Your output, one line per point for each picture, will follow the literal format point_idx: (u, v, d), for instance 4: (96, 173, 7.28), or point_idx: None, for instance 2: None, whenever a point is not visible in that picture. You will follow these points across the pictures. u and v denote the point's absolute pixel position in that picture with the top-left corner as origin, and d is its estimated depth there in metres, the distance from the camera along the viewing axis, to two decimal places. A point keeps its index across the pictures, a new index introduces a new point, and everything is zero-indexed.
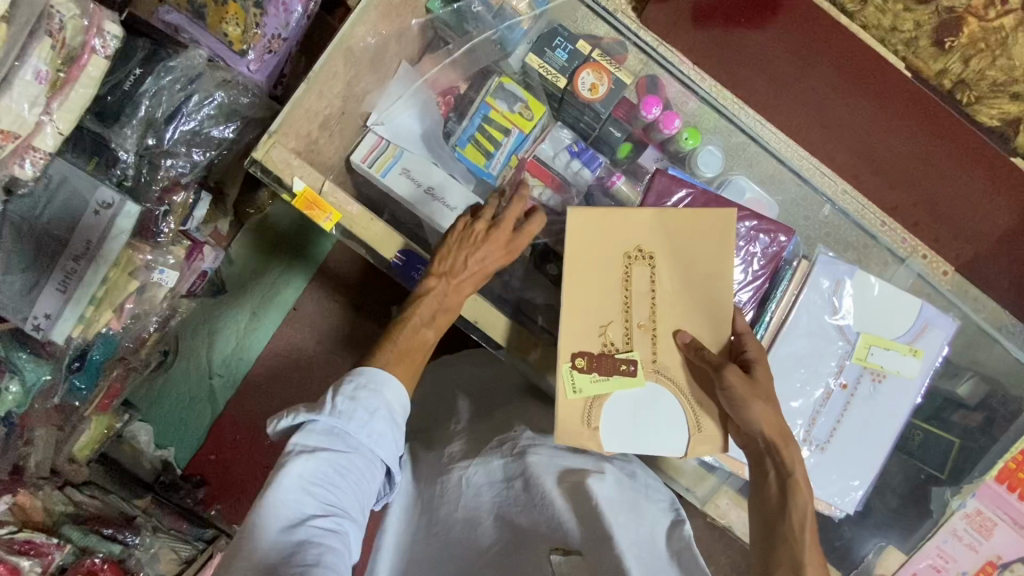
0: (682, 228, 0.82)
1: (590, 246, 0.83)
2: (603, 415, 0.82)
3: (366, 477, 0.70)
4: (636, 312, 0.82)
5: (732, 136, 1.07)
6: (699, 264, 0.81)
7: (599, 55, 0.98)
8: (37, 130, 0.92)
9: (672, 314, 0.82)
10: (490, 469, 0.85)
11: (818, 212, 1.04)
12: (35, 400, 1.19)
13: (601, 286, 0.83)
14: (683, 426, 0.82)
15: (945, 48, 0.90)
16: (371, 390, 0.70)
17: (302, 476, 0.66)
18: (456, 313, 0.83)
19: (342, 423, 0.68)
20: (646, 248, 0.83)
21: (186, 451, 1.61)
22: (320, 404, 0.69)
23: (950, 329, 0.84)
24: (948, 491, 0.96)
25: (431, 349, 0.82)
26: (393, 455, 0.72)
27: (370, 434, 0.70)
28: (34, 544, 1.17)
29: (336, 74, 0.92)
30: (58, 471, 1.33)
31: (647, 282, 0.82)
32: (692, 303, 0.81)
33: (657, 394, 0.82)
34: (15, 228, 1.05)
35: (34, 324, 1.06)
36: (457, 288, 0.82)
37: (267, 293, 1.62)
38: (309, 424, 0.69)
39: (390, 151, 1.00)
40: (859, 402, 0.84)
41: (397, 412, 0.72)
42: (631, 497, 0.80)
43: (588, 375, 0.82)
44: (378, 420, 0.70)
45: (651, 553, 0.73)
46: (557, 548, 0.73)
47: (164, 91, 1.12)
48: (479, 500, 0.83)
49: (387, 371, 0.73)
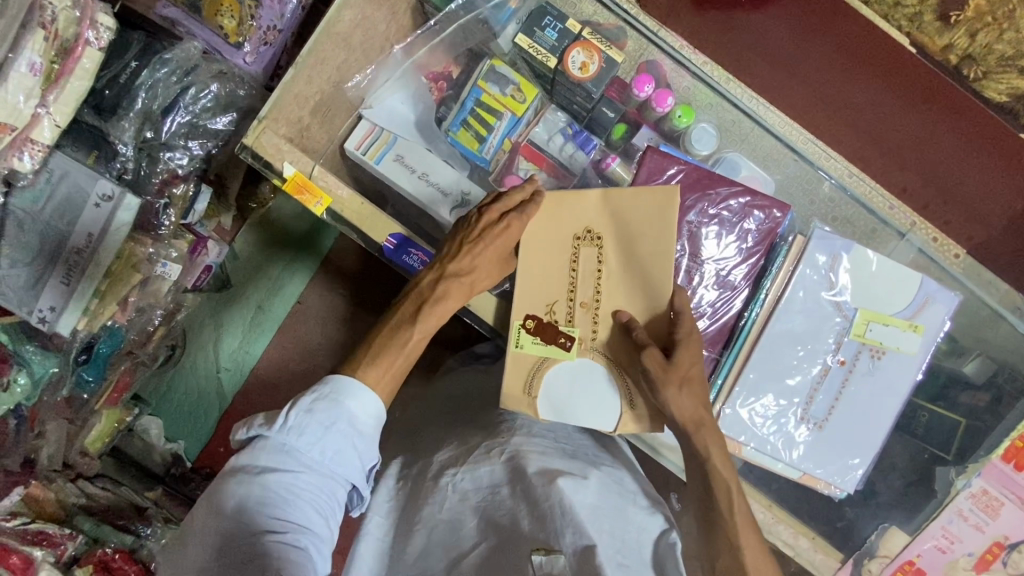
0: (626, 208, 0.82)
1: (545, 227, 0.85)
2: (543, 383, 0.84)
3: (325, 493, 0.69)
4: (580, 290, 0.83)
5: (726, 112, 1.06)
6: (643, 244, 0.81)
7: (588, 33, 0.97)
8: (34, 123, 0.93)
9: (613, 293, 0.83)
10: (478, 474, 0.82)
11: (817, 188, 1.02)
12: (45, 392, 1.20)
13: (548, 262, 0.85)
14: (619, 408, 0.83)
15: (947, 23, 1.15)
16: (326, 403, 0.70)
17: (255, 493, 0.67)
18: (450, 305, 0.81)
19: (293, 437, 0.68)
20: (594, 229, 0.83)
21: (196, 445, 1.61)
22: (273, 419, 0.70)
23: (952, 303, 0.82)
24: (953, 470, 0.93)
25: (422, 343, 0.81)
26: (354, 469, 0.71)
27: (325, 449, 0.69)
28: (45, 535, 1.20)
29: (325, 58, 0.93)
30: (70, 464, 1.36)
31: (593, 261, 0.83)
32: (631, 287, 0.82)
33: (594, 370, 0.83)
34: (19, 222, 1.07)
35: (39, 317, 1.08)
36: (455, 282, 0.81)
37: (272, 286, 1.63)
38: (260, 439, 0.69)
39: (383, 138, 1.00)
40: (859, 378, 0.83)
41: (357, 424, 0.71)
42: (617, 504, 0.78)
43: (533, 337, 0.84)
44: (334, 435, 0.69)
45: (635, 558, 0.73)
46: (539, 548, 0.70)
47: (159, 84, 1.13)
48: (463, 506, 0.80)
49: (358, 378, 0.74)
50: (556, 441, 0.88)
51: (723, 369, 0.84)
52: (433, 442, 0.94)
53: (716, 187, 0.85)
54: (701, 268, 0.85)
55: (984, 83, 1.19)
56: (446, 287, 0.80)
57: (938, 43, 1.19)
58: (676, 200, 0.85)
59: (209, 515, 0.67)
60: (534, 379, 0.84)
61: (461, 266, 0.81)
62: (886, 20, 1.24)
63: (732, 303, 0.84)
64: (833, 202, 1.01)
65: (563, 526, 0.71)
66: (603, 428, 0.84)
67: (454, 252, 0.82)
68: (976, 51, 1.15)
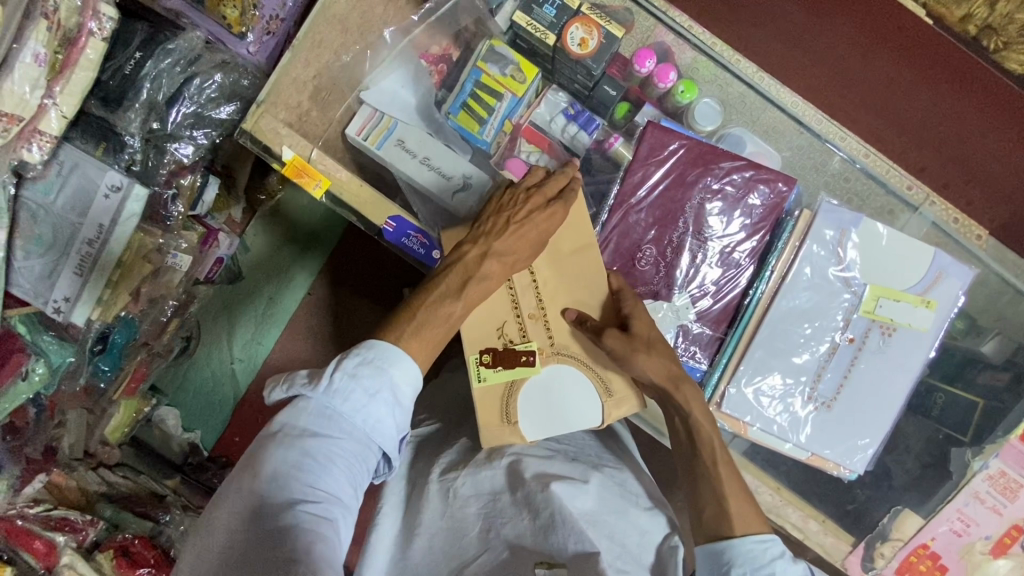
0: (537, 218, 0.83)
1: None
2: (519, 409, 0.81)
3: (360, 462, 0.68)
4: (523, 303, 0.82)
5: (731, 87, 1.03)
6: (564, 243, 0.83)
7: (588, 9, 0.95)
8: (41, 114, 0.94)
9: (558, 295, 0.83)
10: (479, 479, 0.79)
11: (827, 165, 0.99)
12: (63, 381, 1.21)
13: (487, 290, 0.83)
14: (594, 397, 0.82)
15: None
16: (373, 369, 0.68)
17: (292, 458, 0.65)
18: (489, 287, 0.78)
19: (337, 401, 0.66)
20: None
21: (211, 435, 1.63)
22: (316, 380, 0.68)
23: (965, 277, 0.80)
24: (968, 452, 0.90)
25: (457, 325, 0.77)
26: (391, 439, 0.70)
27: (365, 418, 0.67)
28: (69, 522, 1.23)
29: (322, 42, 0.94)
30: (92, 452, 1.40)
31: (527, 276, 0.83)
32: (569, 283, 0.83)
33: (561, 373, 0.82)
34: (31, 213, 1.08)
35: (55, 307, 1.10)
36: (498, 262, 0.78)
37: (283, 276, 1.64)
38: (303, 400, 0.68)
39: (384, 123, 0.98)
40: (868, 357, 0.81)
41: (398, 393, 0.69)
42: (616, 507, 0.77)
43: (494, 368, 0.81)
44: (376, 402, 0.67)
45: (635, 563, 0.72)
46: (542, 562, 0.71)
47: (164, 74, 1.14)
48: (465, 513, 0.77)
49: (400, 347, 0.71)
50: (557, 445, 0.86)
51: (726, 348, 0.83)
52: (435, 440, 0.92)
53: (719, 161, 0.83)
54: (704, 247, 0.83)
55: (1005, 53, 1.24)
56: (491, 266, 0.77)
57: (956, 15, 1.24)
58: (678, 178, 0.84)
59: (243, 478, 0.66)
60: (509, 411, 0.81)
61: (508, 247, 0.78)
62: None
63: (736, 281, 0.83)
64: (843, 177, 0.98)
65: (565, 537, 0.71)
66: (592, 424, 0.82)
67: (498, 232, 0.78)
68: (996, 19, 1.22)
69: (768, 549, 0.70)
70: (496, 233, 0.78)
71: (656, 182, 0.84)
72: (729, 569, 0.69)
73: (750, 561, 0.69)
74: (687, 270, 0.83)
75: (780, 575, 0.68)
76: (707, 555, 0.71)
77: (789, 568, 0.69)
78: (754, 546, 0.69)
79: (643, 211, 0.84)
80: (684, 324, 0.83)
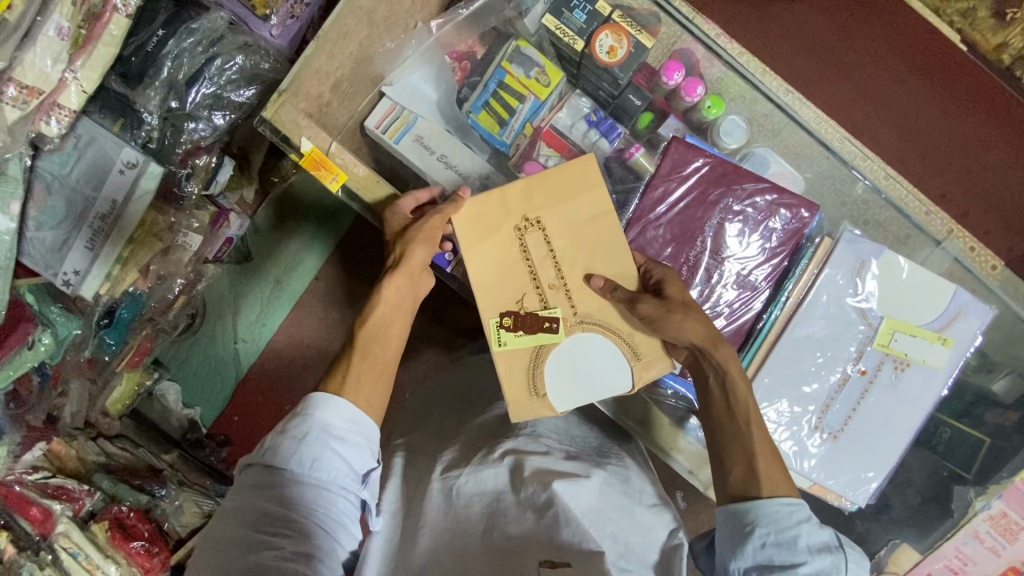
0: (547, 184, 0.81)
1: (482, 224, 0.82)
2: (546, 381, 0.81)
3: (321, 503, 0.67)
4: (542, 275, 0.81)
5: (758, 105, 1.00)
6: (581, 208, 0.81)
7: (619, 16, 0.94)
8: (61, 88, 0.94)
9: (579, 263, 0.81)
10: (482, 479, 0.76)
11: (850, 190, 0.97)
12: (68, 351, 1.21)
13: (507, 263, 0.82)
14: (622, 363, 0.81)
15: (1002, 21, 1.19)
16: (302, 418, 0.70)
17: (246, 517, 0.66)
18: (395, 302, 0.80)
19: (275, 458, 0.68)
20: (531, 215, 0.82)
21: (212, 411, 1.63)
22: (256, 448, 0.70)
23: (985, 317, 0.79)
24: (971, 491, 0.90)
25: (398, 337, 0.81)
26: (344, 476, 0.69)
27: (304, 461, 0.68)
28: (65, 490, 1.24)
29: (348, 33, 0.91)
30: (92, 422, 1.40)
31: (544, 246, 0.81)
32: (591, 253, 0.81)
33: (584, 343, 0.81)
34: (47, 184, 1.08)
35: (63, 280, 1.10)
36: (401, 271, 0.80)
37: (290, 261, 1.63)
38: (248, 468, 0.69)
39: (405, 116, 0.99)
40: (879, 390, 0.80)
41: (334, 431, 0.69)
42: (622, 505, 0.74)
43: (514, 332, 0.81)
44: (309, 444, 0.68)
45: (642, 560, 0.69)
46: (546, 560, 0.66)
47: (185, 53, 1.12)
48: (468, 513, 0.73)
49: (325, 390, 0.72)
50: (560, 443, 0.84)
51: None
52: (433, 442, 0.89)
53: (742, 182, 0.82)
54: (720, 266, 0.82)
55: None
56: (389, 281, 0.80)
57: (991, 42, 1.24)
58: (700, 196, 0.83)
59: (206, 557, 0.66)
60: (535, 385, 0.81)
61: (413, 256, 0.80)
62: (937, 13, 1.30)
63: (751, 305, 0.82)
64: (866, 203, 0.97)
65: (565, 532, 0.67)
66: (623, 389, 0.82)
67: (403, 244, 0.81)
68: None
69: (795, 512, 0.68)
70: (401, 239, 0.82)
71: (676, 197, 0.82)
72: (752, 529, 0.68)
73: (775, 522, 0.67)
74: (702, 289, 0.82)
75: (804, 538, 0.66)
76: (730, 515, 0.70)
77: (814, 533, 0.67)
78: (779, 507, 0.67)
79: (662, 227, 0.83)
80: None
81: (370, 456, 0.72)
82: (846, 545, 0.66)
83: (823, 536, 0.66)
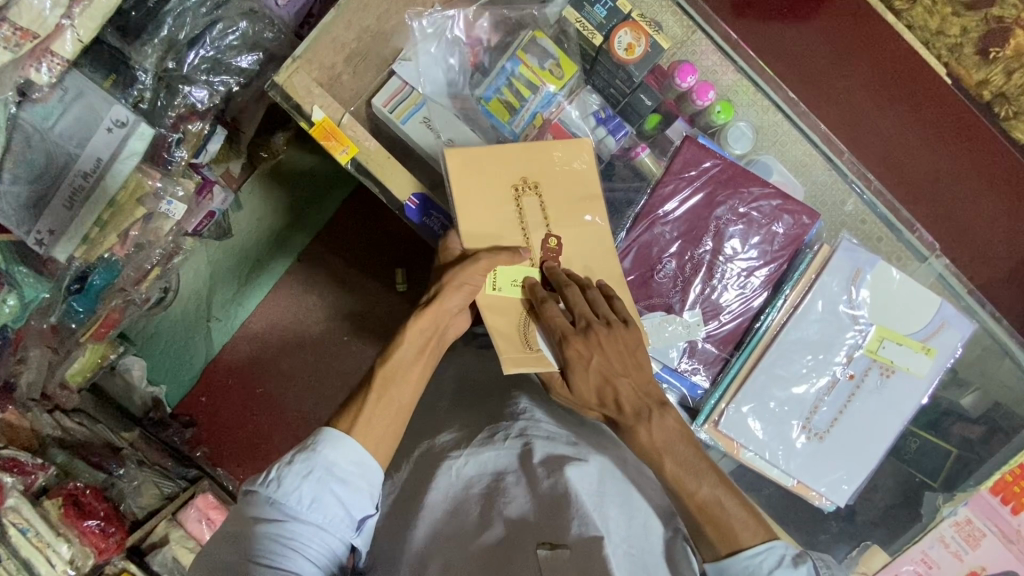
0: (551, 158, 0.87)
1: (482, 182, 0.84)
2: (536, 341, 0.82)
3: (313, 545, 0.66)
4: (532, 235, 0.85)
5: (765, 114, 1.04)
6: (576, 186, 0.88)
7: (638, 15, 0.96)
8: (57, 35, 0.90)
9: (570, 229, 0.86)
10: (482, 460, 0.77)
11: (842, 206, 1.01)
12: (31, 317, 1.11)
13: (501, 221, 0.84)
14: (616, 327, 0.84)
15: (985, 59, 1.26)
16: (308, 453, 0.67)
17: (239, 543, 0.64)
18: (430, 334, 0.79)
19: (275, 492, 0.65)
20: (529, 179, 0.86)
21: (178, 390, 1.57)
22: (256, 476, 0.68)
23: (965, 331, 0.87)
24: (939, 497, 0.97)
25: (418, 341, 0.78)
26: (341, 519, 0.67)
27: (304, 499, 0.66)
28: (18, 463, 1.14)
29: (369, 5, 0.92)
30: (48, 395, 1.30)
31: (538, 209, 0.85)
32: (580, 223, 0.86)
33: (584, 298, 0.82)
34: (26, 137, 0.97)
35: (36, 239, 1.00)
36: (430, 311, 0.78)
37: (275, 239, 1.58)
38: (247, 495, 0.67)
39: (414, 97, 0.98)
40: (864, 394, 0.87)
41: (339, 472, 0.68)
42: (622, 493, 0.75)
43: (510, 278, 0.83)
44: (313, 481, 0.66)
45: (642, 548, 0.71)
46: (545, 542, 0.67)
47: (188, 13, 1.04)
48: (468, 493, 0.75)
49: (335, 428, 0.70)
50: (560, 428, 0.83)
51: (732, 367, 0.88)
52: (432, 424, 0.88)
53: (749, 186, 0.89)
54: (724, 267, 0.89)
55: (1014, 122, 1.31)
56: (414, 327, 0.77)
57: (974, 78, 1.29)
58: (708, 196, 0.89)
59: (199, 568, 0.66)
60: (542, 309, 0.80)
61: (450, 301, 0.78)
62: (926, 46, 1.33)
63: (750, 304, 0.89)
64: (858, 219, 1.01)
65: (568, 515, 0.68)
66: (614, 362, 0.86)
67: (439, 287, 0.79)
68: (1010, 88, 1.27)
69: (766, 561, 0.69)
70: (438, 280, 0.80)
71: (687, 196, 0.88)
72: None
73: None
74: (703, 289, 0.89)
75: None
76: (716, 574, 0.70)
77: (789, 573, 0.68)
78: (751, 566, 0.68)
79: (669, 224, 0.89)
80: (693, 341, 0.88)
81: (370, 503, 0.70)
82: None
83: None
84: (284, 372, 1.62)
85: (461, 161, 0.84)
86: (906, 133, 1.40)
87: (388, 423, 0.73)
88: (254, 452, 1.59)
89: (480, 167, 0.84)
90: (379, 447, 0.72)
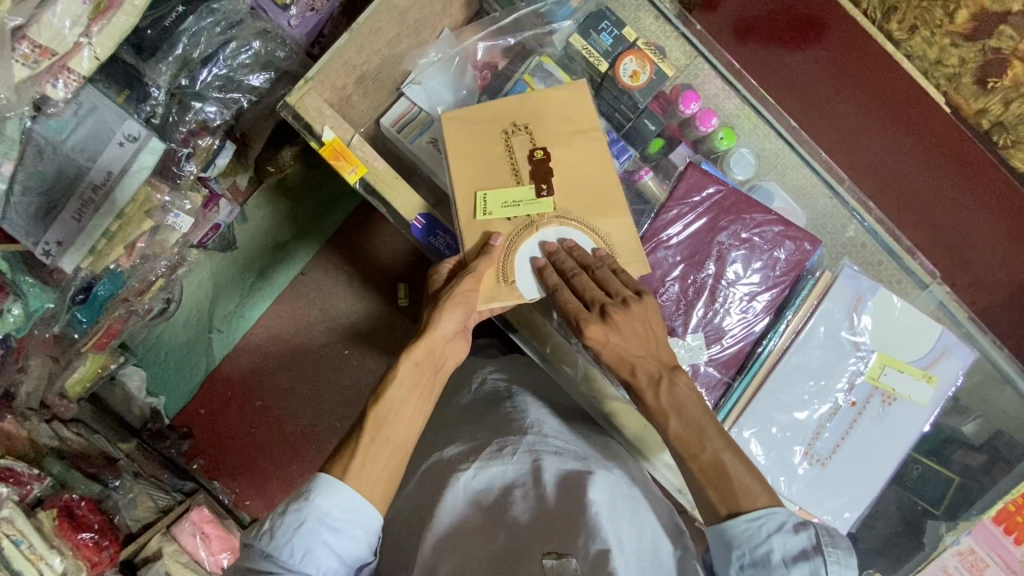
0: (546, 105, 0.90)
1: (475, 136, 0.88)
2: (515, 269, 0.84)
3: None
4: (524, 172, 0.87)
5: (767, 142, 1.05)
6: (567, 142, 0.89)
7: (644, 44, 0.98)
8: (75, 51, 0.92)
9: (564, 166, 0.88)
10: (490, 474, 0.77)
11: (842, 232, 1.02)
12: (36, 326, 1.10)
13: (493, 164, 0.87)
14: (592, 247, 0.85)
15: (983, 88, 1.27)
16: (299, 504, 0.67)
17: None
18: (426, 359, 0.79)
19: (268, 547, 0.66)
20: (520, 122, 0.89)
21: (177, 400, 1.57)
22: (253, 528, 0.68)
23: (967, 358, 0.87)
24: (943, 526, 0.97)
25: (419, 360, 0.79)
26: (336, 569, 0.67)
27: (296, 552, 0.66)
28: (14, 472, 1.11)
29: (381, 29, 0.94)
30: (47, 405, 1.28)
31: (528, 148, 0.88)
32: (574, 158, 0.88)
33: (564, 233, 0.85)
34: (39, 150, 0.98)
35: (44, 250, 0.99)
36: (424, 341, 0.79)
37: (278, 254, 1.59)
38: (245, 548, 0.68)
39: (421, 118, 1.03)
40: (866, 421, 0.87)
41: (330, 523, 0.67)
42: (632, 508, 0.74)
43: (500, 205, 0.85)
44: (304, 533, 0.66)
45: (652, 568, 0.70)
46: (551, 552, 0.67)
47: (203, 33, 1.07)
48: (474, 511, 0.74)
49: (327, 474, 0.70)
50: (569, 442, 0.82)
51: (735, 391, 0.88)
52: (437, 442, 0.88)
53: (751, 213, 0.90)
54: (727, 290, 0.90)
55: (1012, 150, 1.32)
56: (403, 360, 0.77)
57: (973, 106, 1.31)
58: (711, 221, 0.90)
59: None
60: (556, 296, 0.81)
61: (441, 325, 0.80)
62: (925, 75, 1.33)
63: (753, 329, 0.89)
64: (858, 244, 1.02)
65: (577, 528, 0.68)
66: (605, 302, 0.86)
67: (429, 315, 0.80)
68: (1008, 117, 1.28)
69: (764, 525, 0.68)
70: (428, 310, 0.81)
71: (690, 221, 0.90)
72: (732, 552, 0.68)
73: (747, 542, 0.67)
74: (706, 314, 0.89)
75: (776, 550, 0.66)
76: None
77: (789, 539, 0.67)
78: (746, 525, 0.67)
79: (672, 247, 0.90)
80: (696, 364, 0.88)
81: (365, 547, 0.69)
82: (823, 547, 0.65)
83: (798, 542, 0.66)
84: (282, 387, 1.61)
85: (456, 121, 0.89)
86: (906, 158, 1.42)
87: (390, 435, 0.74)
88: (254, 467, 1.58)
89: (474, 123, 0.89)
90: (385, 455, 0.73)
